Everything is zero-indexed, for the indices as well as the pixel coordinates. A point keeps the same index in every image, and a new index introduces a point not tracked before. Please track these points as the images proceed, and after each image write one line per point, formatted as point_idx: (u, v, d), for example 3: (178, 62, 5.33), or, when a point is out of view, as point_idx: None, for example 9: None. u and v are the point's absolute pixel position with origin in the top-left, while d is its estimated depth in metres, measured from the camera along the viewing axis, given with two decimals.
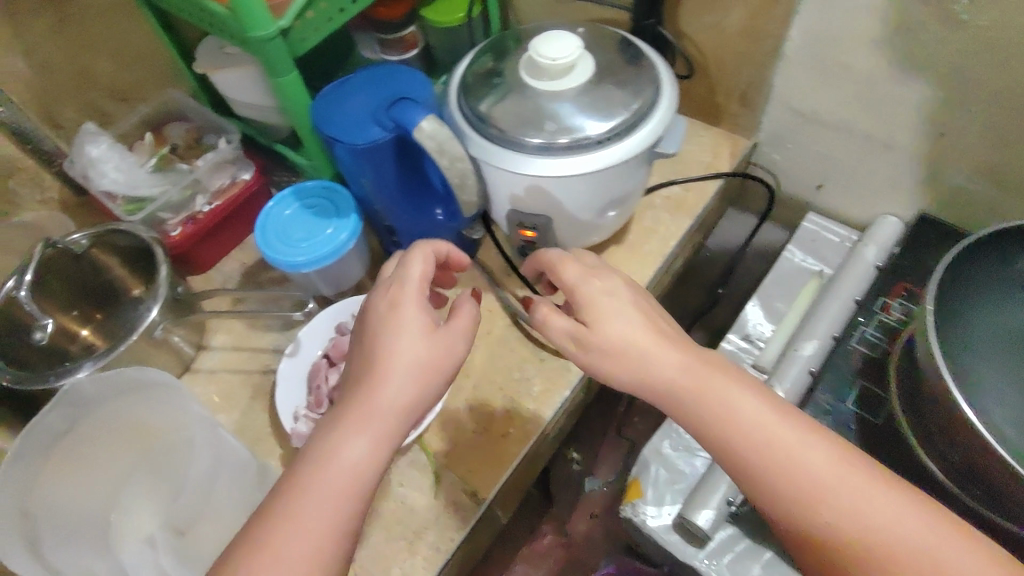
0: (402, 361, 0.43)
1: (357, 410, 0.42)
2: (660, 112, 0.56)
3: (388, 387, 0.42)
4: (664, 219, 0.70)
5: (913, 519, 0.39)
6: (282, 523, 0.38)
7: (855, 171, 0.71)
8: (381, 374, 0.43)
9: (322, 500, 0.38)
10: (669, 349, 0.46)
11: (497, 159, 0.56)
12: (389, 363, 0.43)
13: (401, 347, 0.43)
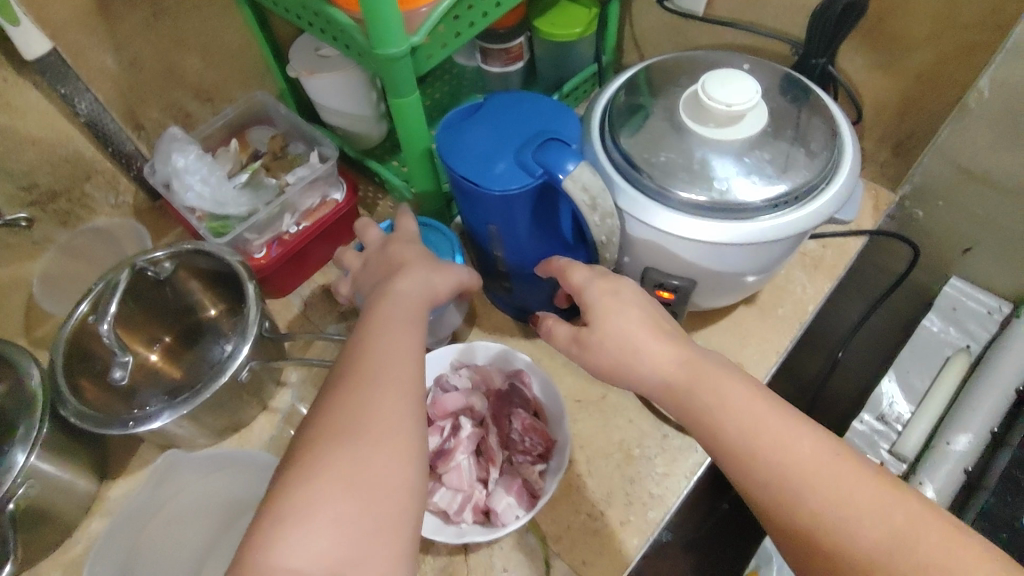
0: (404, 300, 0.45)
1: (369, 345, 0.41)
2: (842, 178, 0.49)
3: (396, 326, 0.43)
4: (799, 279, 0.62)
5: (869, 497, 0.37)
6: (328, 454, 0.36)
7: (1018, 240, 0.63)
8: (386, 315, 0.43)
9: (360, 427, 0.37)
10: (657, 342, 0.43)
11: (650, 215, 0.49)
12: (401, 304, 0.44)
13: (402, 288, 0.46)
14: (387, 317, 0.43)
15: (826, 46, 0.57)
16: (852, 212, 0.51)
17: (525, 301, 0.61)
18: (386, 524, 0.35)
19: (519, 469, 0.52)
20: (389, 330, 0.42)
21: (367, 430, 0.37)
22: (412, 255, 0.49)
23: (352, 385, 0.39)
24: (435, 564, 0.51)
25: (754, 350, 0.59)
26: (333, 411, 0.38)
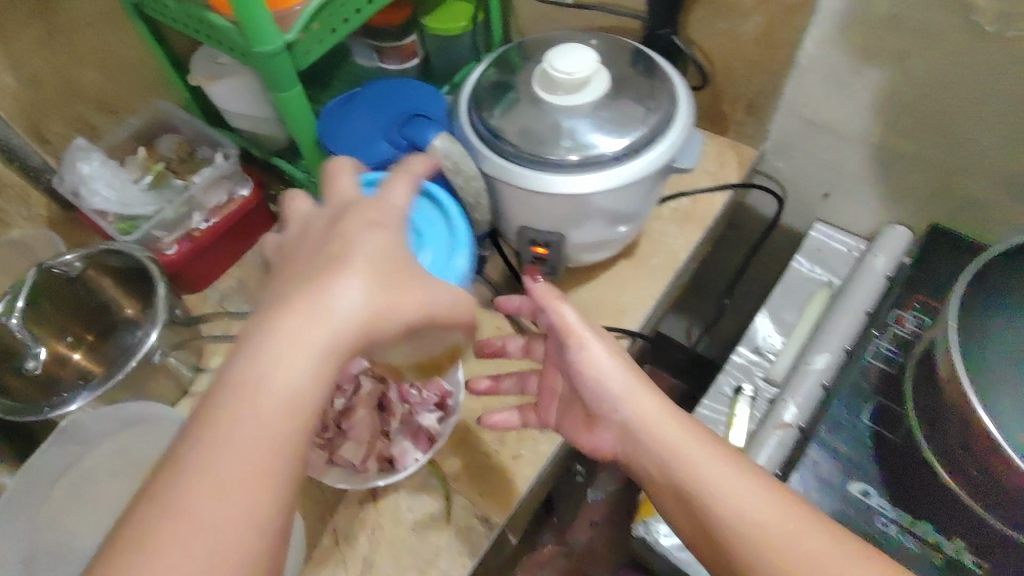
0: (361, 321, 0.35)
1: (256, 376, 0.32)
2: (679, 127, 0.55)
3: (342, 341, 0.35)
4: (671, 231, 0.69)
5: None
6: (208, 498, 0.30)
7: (862, 181, 0.71)
8: (322, 334, 0.34)
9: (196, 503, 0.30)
10: (648, 396, 0.45)
11: (511, 175, 0.54)
12: (341, 330, 0.35)
13: (355, 301, 0.35)
14: (294, 341, 0.33)
15: (664, 19, 0.64)
16: (691, 159, 0.58)
17: None
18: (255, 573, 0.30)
19: (419, 419, 0.57)
20: (297, 365, 0.33)
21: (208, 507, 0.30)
22: (364, 246, 0.37)
23: (235, 421, 0.31)
24: (346, 511, 0.56)
25: (631, 296, 0.65)
26: (182, 469, 0.30)
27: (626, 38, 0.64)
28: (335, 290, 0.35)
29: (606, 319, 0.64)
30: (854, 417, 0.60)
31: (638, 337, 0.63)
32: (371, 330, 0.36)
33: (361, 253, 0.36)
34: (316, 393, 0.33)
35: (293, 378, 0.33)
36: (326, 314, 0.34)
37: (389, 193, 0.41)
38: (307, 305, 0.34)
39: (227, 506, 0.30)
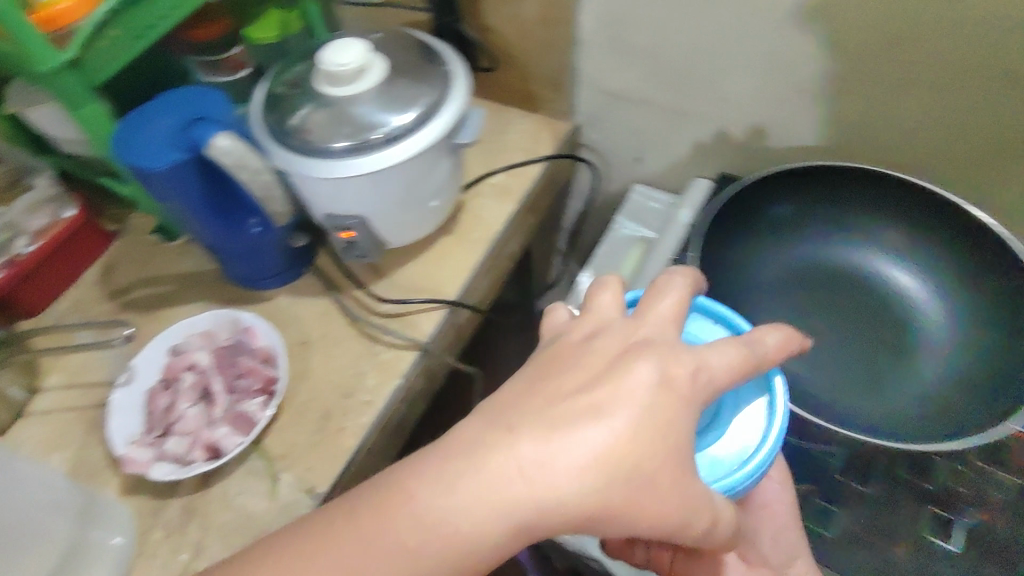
0: (532, 486, 0.32)
1: (424, 492, 0.32)
2: (452, 106, 0.59)
3: (520, 509, 0.32)
4: (489, 206, 0.74)
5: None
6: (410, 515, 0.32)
7: (663, 142, 0.78)
8: (520, 487, 0.32)
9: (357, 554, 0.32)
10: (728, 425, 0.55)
11: (298, 168, 0.58)
12: (516, 484, 0.32)
13: (557, 482, 0.32)
14: (483, 487, 0.32)
15: (441, 7, 0.70)
16: (474, 134, 0.63)
17: (245, 271, 0.69)
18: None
19: (243, 405, 0.59)
20: (479, 494, 0.32)
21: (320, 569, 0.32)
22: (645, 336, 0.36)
23: (408, 502, 0.32)
24: (178, 503, 0.58)
25: (451, 269, 0.70)
26: (336, 537, 0.33)
27: (413, 30, 0.68)
28: (571, 435, 0.32)
29: (427, 293, 0.68)
30: None
31: (457, 306, 0.67)
32: (596, 504, 0.32)
33: (638, 390, 0.33)
34: (501, 521, 0.32)
35: (452, 503, 0.32)
36: (508, 451, 0.32)
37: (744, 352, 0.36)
38: (500, 458, 0.32)
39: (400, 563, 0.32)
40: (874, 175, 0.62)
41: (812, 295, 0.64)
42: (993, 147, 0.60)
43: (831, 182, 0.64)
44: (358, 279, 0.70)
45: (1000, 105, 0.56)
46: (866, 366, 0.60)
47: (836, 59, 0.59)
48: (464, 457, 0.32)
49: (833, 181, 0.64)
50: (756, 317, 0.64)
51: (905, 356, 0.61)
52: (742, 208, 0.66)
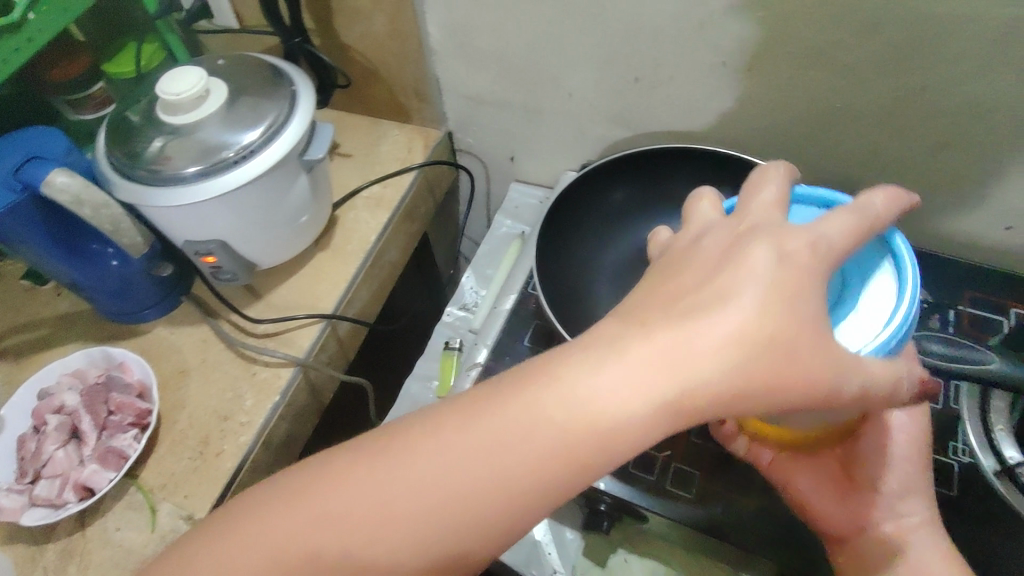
0: (701, 366, 0.31)
1: (621, 371, 0.32)
2: (301, 119, 0.61)
3: (677, 389, 0.31)
4: (364, 217, 0.76)
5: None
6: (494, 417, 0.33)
7: (530, 139, 0.81)
8: (659, 361, 0.31)
9: (484, 443, 0.33)
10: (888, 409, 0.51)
11: (154, 198, 0.57)
12: (737, 367, 0.32)
13: (714, 369, 0.31)
14: (628, 371, 0.32)
15: (289, 30, 0.71)
16: (326, 149, 0.65)
17: (116, 307, 0.67)
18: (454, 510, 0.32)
19: (114, 440, 0.59)
20: (627, 376, 0.32)
21: (425, 466, 0.33)
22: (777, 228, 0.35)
23: (555, 379, 0.32)
24: (55, 548, 0.57)
25: (328, 282, 0.71)
26: (481, 413, 0.33)
27: (261, 54, 0.69)
28: (704, 324, 0.32)
29: (304, 309, 0.69)
30: (516, 342, 0.67)
31: (333, 318, 0.68)
32: (758, 378, 0.32)
33: (767, 272, 0.33)
34: (643, 409, 0.31)
35: (607, 378, 0.32)
36: (645, 340, 0.32)
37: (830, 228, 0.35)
38: (637, 346, 0.32)
39: (482, 459, 0.32)
40: (694, 150, 0.67)
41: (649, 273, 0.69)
42: (815, 122, 0.63)
43: (658, 161, 0.69)
44: (234, 302, 0.70)
45: (812, 78, 0.59)
46: None
47: (660, 50, 0.62)
48: (767, 304, 0.32)
49: (659, 160, 0.69)
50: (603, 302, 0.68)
51: None
52: (581, 198, 0.71)
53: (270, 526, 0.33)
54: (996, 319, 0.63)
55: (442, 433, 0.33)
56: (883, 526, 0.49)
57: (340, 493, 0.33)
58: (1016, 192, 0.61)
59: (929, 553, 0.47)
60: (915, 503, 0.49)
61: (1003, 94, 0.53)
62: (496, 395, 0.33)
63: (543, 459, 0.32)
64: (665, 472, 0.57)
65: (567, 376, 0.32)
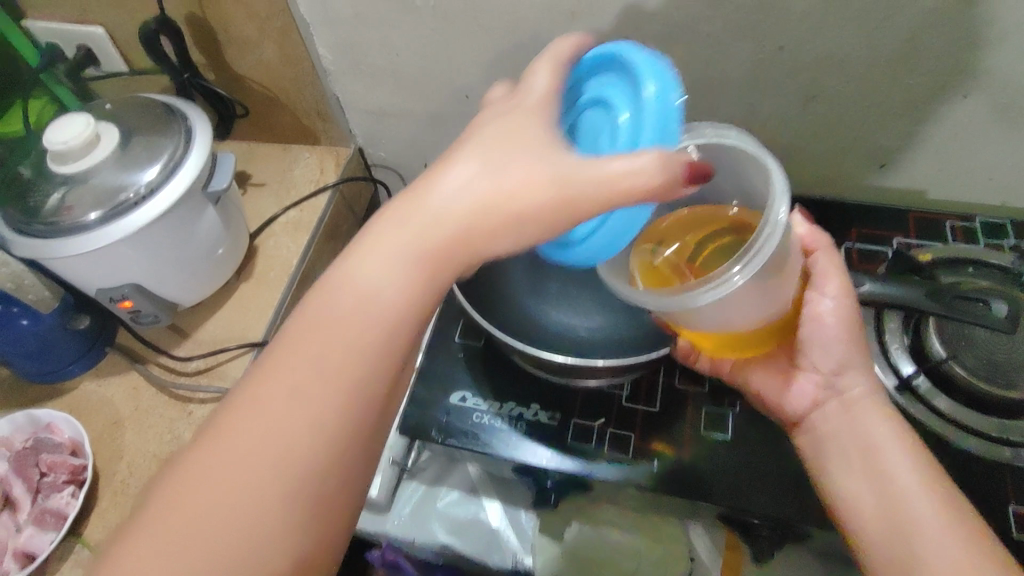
0: (467, 201, 0.38)
1: (394, 259, 0.38)
2: (200, 151, 0.62)
3: (451, 230, 0.38)
4: (285, 241, 0.77)
5: (952, 539, 0.41)
6: (283, 344, 0.38)
7: (439, 146, 0.83)
8: (432, 219, 0.38)
9: (300, 347, 0.37)
10: (833, 308, 0.50)
11: (58, 247, 0.57)
12: (528, 200, 0.37)
13: (483, 190, 0.38)
14: (399, 229, 0.38)
15: (178, 67, 0.71)
16: (229, 179, 0.65)
17: (37, 368, 0.65)
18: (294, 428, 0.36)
19: (50, 501, 0.58)
20: (403, 234, 0.38)
21: (274, 386, 0.37)
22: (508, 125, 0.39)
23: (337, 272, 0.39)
24: None
25: (256, 311, 0.71)
26: (299, 323, 0.38)
27: (151, 95, 0.69)
28: (436, 181, 0.38)
29: (234, 340, 0.69)
30: (447, 341, 0.66)
31: (265, 345, 0.69)
32: (559, 214, 0.37)
33: (521, 128, 0.39)
34: (416, 245, 0.38)
35: (384, 238, 0.38)
36: (394, 209, 0.39)
37: (532, 83, 0.42)
38: (389, 216, 0.39)
39: (285, 376, 0.37)
40: None
41: None
42: (693, 92, 0.67)
43: None
44: (160, 345, 0.70)
45: (678, 54, 0.64)
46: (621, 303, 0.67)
47: (540, 45, 0.66)
48: (510, 147, 0.38)
49: None
50: (522, 284, 0.68)
51: None
52: None
53: (182, 500, 0.35)
54: (880, 250, 0.70)
55: (281, 346, 0.38)
56: (831, 405, 0.50)
57: (215, 463, 0.35)
58: (878, 131, 0.67)
59: (875, 419, 0.47)
60: (855, 375, 0.49)
61: (847, 45, 0.59)
62: (305, 303, 0.39)
63: (382, 314, 0.38)
64: (602, 440, 0.59)
65: (343, 276, 0.38)
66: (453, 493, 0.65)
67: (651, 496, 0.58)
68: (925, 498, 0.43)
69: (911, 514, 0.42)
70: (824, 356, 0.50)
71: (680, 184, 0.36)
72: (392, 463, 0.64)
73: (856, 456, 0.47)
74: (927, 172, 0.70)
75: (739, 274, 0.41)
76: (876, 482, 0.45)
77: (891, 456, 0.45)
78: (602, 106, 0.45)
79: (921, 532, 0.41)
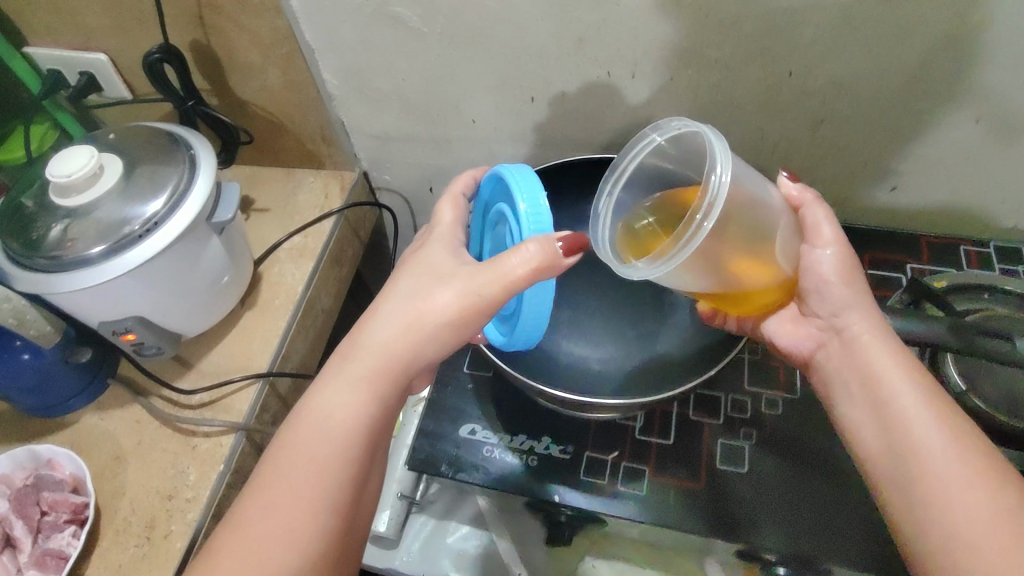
0: (414, 321, 0.48)
1: (349, 382, 0.47)
2: (203, 180, 0.61)
3: (393, 344, 0.48)
4: (290, 269, 0.76)
5: (958, 457, 0.42)
6: (280, 449, 0.46)
7: (444, 170, 0.83)
8: (388, 336, 0.48)
9: (295, 450, 0.45)
10: (824, 258, 0.52)
11: (60, 281, 0.56)
12: (448, 300, 0.48)
13: (428, 307, 0.48)
14: (366, 347, 0.48)
15: (180, 95, 0.70)
16: (234, 209, 0.64)
17: (37, 403, 0.64)
18: (299, 512, 0.43)
19: (50, 541, 0.57)
20: (370, 349, 0.48)
21: (277, 483, 0.44)
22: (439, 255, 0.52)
23: (317, 388, 0.48)
24: None
25: (260, 341, 0.70)
26: (291, 431, 0.46)
27: (153, 123, 0.69)
28: (387, 304, 0.50)
29: (238, 371, 0.68)
30: (456, 371, 0.65)
31: (270, 377, 0.68)
32: (471, 310, 0.48)
33: (434, 261, 0.52)
34: (379, 355, 0.48)
35: (354, 353, 0.48)
36: (359, 335, 0.49)
37: (442, 214, 0.57)
38: (356, 341, 0.49)
39: (285, 475, 0.44)
40: (594, 160, 0.70)
41: (572, 277, 0.69)
42: (702, 116, 0.67)
43: (566, 176, 0.72)
44: (163, 376, 0.68)
45: (687, 79, 0.63)
46: (633, 334, 0.66)
47: (547, 70, 0.65)
48: (429, 279, 0.50)
49: (568, 175, 0.71)
50: None
51: (663, 313, 0.67)
52: None
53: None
54: (895, 276, 0.69)
55: (278, 450, 0.46)
56: (833, 343, 0.52)
57: (223, 572, 0.41)
58: (889, 155, 0.66)
59: (873, 349, 0.49)
60: (856, 316, 0.51)
61: (859, 71, 0.58)
62: (295, 416, 0.47)
63: (358, 412, 0.46)
64: (616, 474, 0.57)
65: (305, 406, 0.47)
66: (463, 528, 0.63)
67: (666, 532, 0.56)
68: (933, 431, 0.44)
69: (912, 437, 0.44)
70: (820, 301, 0.53)
71: (559, 257, 0.46)
72: (400, 497, 0.63)
73: (859, 388, 0.49)
74: (939, 196, 0.69)
75: (708, 221, 0.46)
76: (877, 410, 0.47)
77: (891, 385, 0.47)
78: (499, 218, 0.58)
79: (919, 452, 0.43)
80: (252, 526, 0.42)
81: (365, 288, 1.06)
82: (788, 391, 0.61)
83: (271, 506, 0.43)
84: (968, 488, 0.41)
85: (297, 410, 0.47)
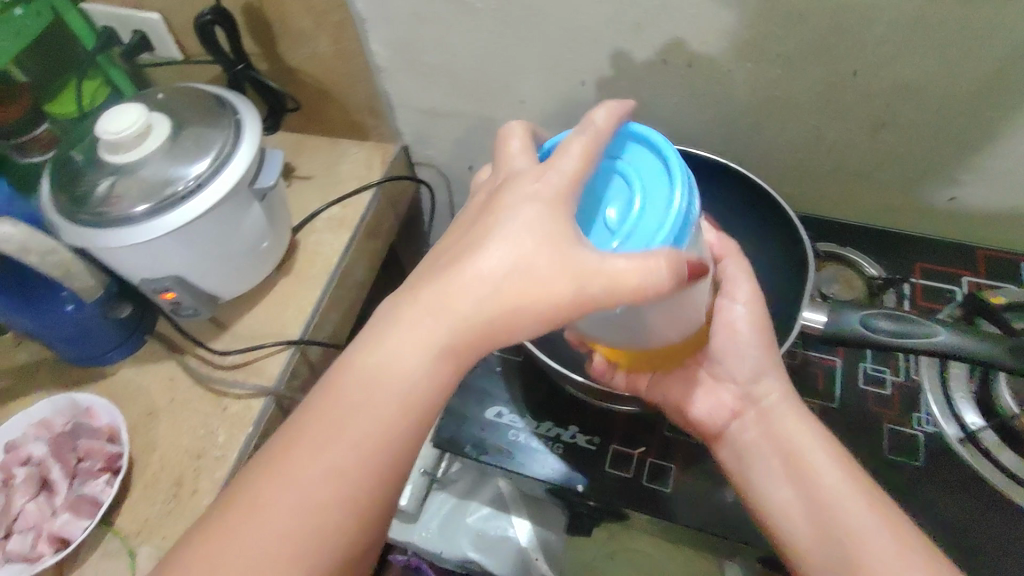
0: (523, 283, 0.37)
1: (433, 330, 0.38)
2: (247, 145, 0.62)
3: (461, 303, 0.37)
4: (327, 238, 0.76)
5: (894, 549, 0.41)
6: (338, 387, 0.38)
7: (487, 149, 0.82)
8: (478, 298, 0.37)
9: (354, 394, 0.38)
10: (742, 324, 0.52)
11: (106, 238, 0.57)
12: (553, 286, 0.36)
13: (525, 268, 0.37)
14: (451, 294, 0.38)
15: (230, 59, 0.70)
16: (276, 176, 0.65)
17: (83, 355, 0.66)
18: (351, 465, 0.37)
19: (85, 488, 0.58)
20: (455, 302, 0.37)
21: (321, 428, 0.37)
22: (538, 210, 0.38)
23: (394, 325, 0.38)
24: None
25: (295, 307, 0.71)
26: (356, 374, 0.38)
27: (203, 84, 0.69)
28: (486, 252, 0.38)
29: (271, 337, 0.69)
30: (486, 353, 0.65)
31: (302, 344, 0.68)
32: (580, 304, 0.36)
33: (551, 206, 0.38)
34: (467, 308, 0.37)
35: (442, 296, 0.38)
36: (465, 271, 0.38)
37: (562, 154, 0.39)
38: (458, 276, 0.38)
39: (341, 424, 0.37)
40: None
41: None
42: (759, 108, 0.64)
43: None
44: (199, 336, 0.70)
45: (746, 71, 0.61)
46: None
47: (600, 53, 0.63)
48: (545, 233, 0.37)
49: None
50: None
51: None
52: None
53: (247, 521, 0.36)
54: (948, 289, 0.66)
55: (337, 392, 0.38)
56: (749, 414, 0.51)
57: (266, 505, 0.36)
58: (951, 164, 0.63)
59: (793, 426, 0.48)
60: (769, 381, 0.50)
61: (930, 73, 0.55)
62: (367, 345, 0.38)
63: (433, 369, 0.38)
64: (641, 469, 0.57)
65: (345, 363, 0.38)
66: (483, 509, 0.63)
67: (690, 532, 0.56)
68: (866, 517, 0.42)
69: (840, 517, 0.43)
70: (738, 363, 0.52)
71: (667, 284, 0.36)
72: (423, 473, 0.64)
73: (779, 462, 0.47)
74: (1002, 208, 0.66)
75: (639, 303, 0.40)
76: (804, 488, 0.45)
77: (816, 464, 0.46)
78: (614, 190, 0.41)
79: (855, 535, 0.42)
80: (274, 523, 0.36)
81: (400, 261, 1.06)
82: (825, 399, 0.59)
83: (317, 452, 0.37)
84: (907, 574, 0.39)
85: (328, 381, 0.39)
